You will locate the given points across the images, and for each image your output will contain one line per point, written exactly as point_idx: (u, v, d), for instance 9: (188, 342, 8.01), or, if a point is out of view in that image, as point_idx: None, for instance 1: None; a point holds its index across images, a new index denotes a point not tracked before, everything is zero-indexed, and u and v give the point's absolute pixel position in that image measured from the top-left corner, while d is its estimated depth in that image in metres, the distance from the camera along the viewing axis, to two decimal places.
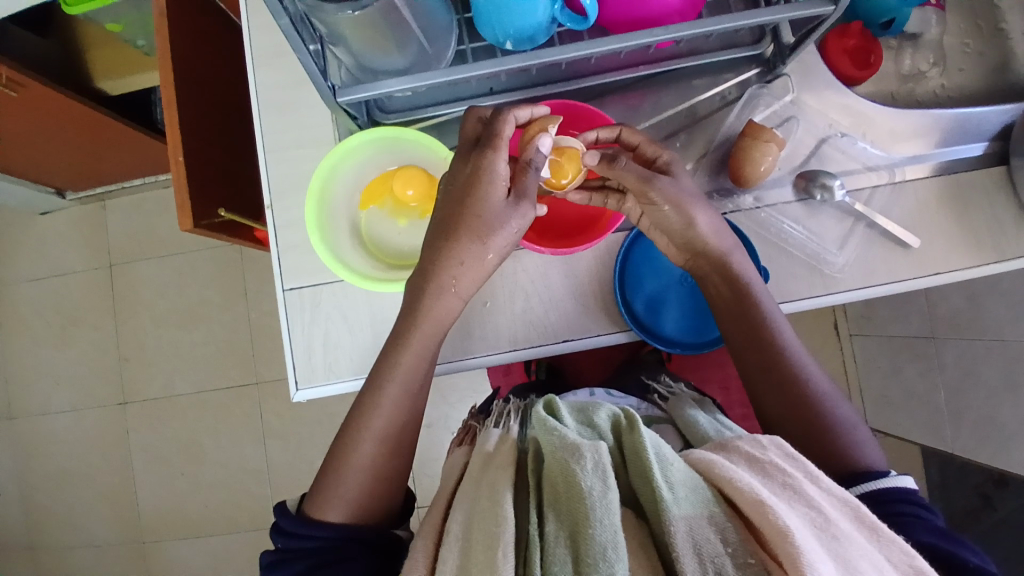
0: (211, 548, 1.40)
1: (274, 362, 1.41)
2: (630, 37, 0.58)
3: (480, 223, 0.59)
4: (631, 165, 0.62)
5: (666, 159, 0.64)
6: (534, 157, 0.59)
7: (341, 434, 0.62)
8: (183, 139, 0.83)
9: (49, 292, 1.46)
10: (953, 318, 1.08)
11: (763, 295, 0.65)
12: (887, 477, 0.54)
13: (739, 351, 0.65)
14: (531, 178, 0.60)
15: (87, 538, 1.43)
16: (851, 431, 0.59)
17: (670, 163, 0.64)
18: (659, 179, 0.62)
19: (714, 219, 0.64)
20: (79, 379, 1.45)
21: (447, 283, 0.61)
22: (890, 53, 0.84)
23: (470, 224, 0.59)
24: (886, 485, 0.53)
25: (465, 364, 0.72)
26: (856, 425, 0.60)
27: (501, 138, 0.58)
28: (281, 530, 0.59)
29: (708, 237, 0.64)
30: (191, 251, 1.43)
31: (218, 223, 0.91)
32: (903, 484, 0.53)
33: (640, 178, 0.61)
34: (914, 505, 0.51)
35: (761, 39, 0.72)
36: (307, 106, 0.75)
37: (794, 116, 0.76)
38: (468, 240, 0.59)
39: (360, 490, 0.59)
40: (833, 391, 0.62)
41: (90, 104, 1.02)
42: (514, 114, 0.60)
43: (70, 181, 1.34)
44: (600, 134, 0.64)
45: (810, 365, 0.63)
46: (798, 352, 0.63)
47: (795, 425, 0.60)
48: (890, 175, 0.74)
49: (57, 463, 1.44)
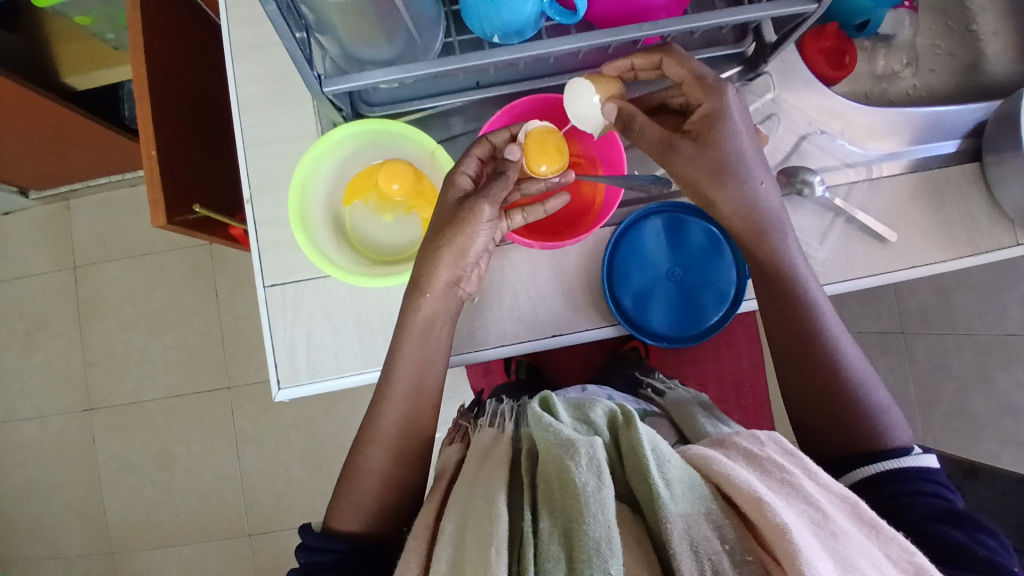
0: (185, 557, 1.36)
1: (248, 365, 1.38)
2: (620, 31, 0.58)
3: (441, 227, 0.61)
4: (647, 127, 0.60)
5: (705, 111, 0.60)
6: (504, 166, 0.61)
7: (361, 439, 0.63)
8: (157, 134, 0.80)
9: (11, 296, 1.41)
10: (924, 314, 1.11)
11: (800, 274, 0.64)
12: (909, 455, 0.57)
13: (777, 339, 0.65)
14: (497, 184, 0.60)
15: (54, 549, 1.38)
16: (884, 415, 0.60)
17: (708, 117, 0.60)
18: (677, 146, 0.60)
19: (741, 200, 0.62)
20: (41, 386, 1.40)
21: (420, 288, 0.62)
22: (864, 54, 0.86)
23: (431, 225, 0.63)
24: (906, 463, 0.56)
25: (479, 355, 0.71)
26: (888, 407, 0.61)
27: (467, 157, 0.62)
28: (305, 545, 0.58)
29: (733, 217, 0.64)
30: (161, 253, 1.39)
31: (193, 221, 0.88)
32: (924, 463, 0.56)
33: (658, 140, 0.61)
34: (932, 484, 0.55)
35: (743, 37, 0.73)
36: (288, 100, 0.74)
37: (775, 113, 0.77)
38: (426, 238, 0.62)
39: (376, 497, 0.60)
40: (868, 372, 0.62)
41: (56, 100, 0.99)
42: (491, 138, 0.62)
43: (33, 180, 1.30)
44: (635, 61, 0.61)
45: (848, 345, 0.63)
46: (839, 333, 0.63)
47: (823, 405, 0.61)
48: (868, 171, 0.76)
49: (21, 473, 1.39)
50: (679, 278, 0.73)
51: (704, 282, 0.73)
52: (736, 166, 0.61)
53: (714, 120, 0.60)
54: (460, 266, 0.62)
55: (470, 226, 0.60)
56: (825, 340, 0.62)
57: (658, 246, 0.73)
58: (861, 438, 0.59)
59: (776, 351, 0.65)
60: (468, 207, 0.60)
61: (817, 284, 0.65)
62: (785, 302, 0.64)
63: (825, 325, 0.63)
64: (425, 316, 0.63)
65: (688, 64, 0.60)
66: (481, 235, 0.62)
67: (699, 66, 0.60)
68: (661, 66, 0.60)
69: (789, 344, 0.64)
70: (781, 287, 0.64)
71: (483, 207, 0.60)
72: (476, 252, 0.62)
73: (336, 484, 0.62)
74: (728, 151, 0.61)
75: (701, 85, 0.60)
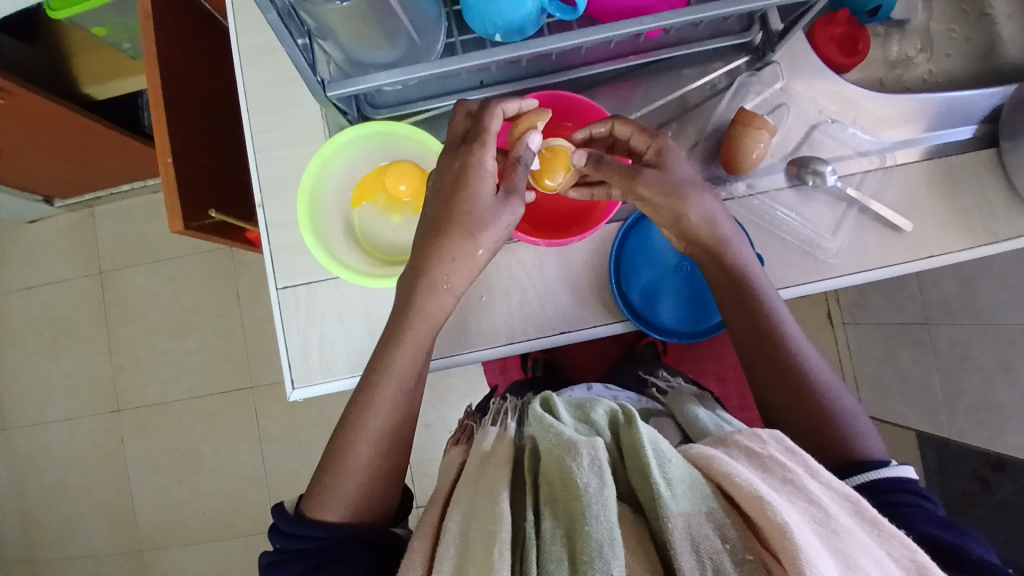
0: (211, 555, 1.39)
1: (269, 365, 1.40)
2: (619, 26, 0.58)
3: (476, 227, 0.58)
4: (614, 164, 0.62)
5: (655, 150, 0.63)
6: (523, 153, 0.60)
7: (339, 436, 0.61)
8: (172, 141, 0.82)
9: (40, 301, 1.44)
10: (946, 304, 1.09)
11: (759, 281, 0.64)
12: (885, 467, 0.55)
13: (748, 347, 0.64)
14: (521, 175, 0.60)
15: (86, 548, 1.41)
16: (853, 423, 0.59)
17: (663, 152, 0.63)
18: (644, 172, 0.60)
19: (706, 210, 0.63)
20: (70, 389, 1.43)
21: (444, 286, 0.60)
22: (878, 40, 0.85)
23: (458, 220, 0.58)
24: (884, 474, 0.54)
25: (472, 358, 0.72)
26: (857, 414, 0.60)
27: (489, 134, 0.58)
28: (280, 531, 0.59)
29: (700, 228, 0.63)
30: (183, 257, 1.42)
31: (209, 226, 0.90)
32: (901, 474, 0.54)
33: (622, 177, 0.61)
34: (914, 495, 0.52)
35: (750, 26, 0.72)
36: (296, 104, 0.75)
37: (785, 103, 0.76)
38: (456, 235, 0.59)
39: (358, 493, 0.59)
40: (834, 380, 0.62)
41: (76, 110, 1.01)
42: (503, 105, 0.60)
43: (58, 189, 1.33)
44: (593, 131, 0.64)
45: (810, 352, 0.63)
46: (802, 341, 0.63)
47: (804, 407, 0.60)
48: (881, 160, 0.74)
49: (53, 474, 1.43)
50: (688, 273, 0.72)
51: None
52: (694, 182, 0.63)
53: (665, 154, 0.63)
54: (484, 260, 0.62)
55: (512, 224, 0.60)
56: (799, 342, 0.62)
57: (665, 240, 0.73)
58: (845, 440, 0.58)
59: (749, 361, 0.64)
60: (511, 205, 0.60)
61: (774, 292, 0.65)
62: (758, 310, 0.63)
63: (788, 331, 0.63)
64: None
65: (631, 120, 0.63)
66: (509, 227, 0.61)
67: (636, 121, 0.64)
68: (612, 130, 0.64)
69: (762, 348, 0.63)
70: (753, 296, 0.63)
71: (521, 205, 0.61)
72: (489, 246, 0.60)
73: (313, 474, 0.61)
74: (680, 174, 0.63)
75: (646, 134, 0.63)
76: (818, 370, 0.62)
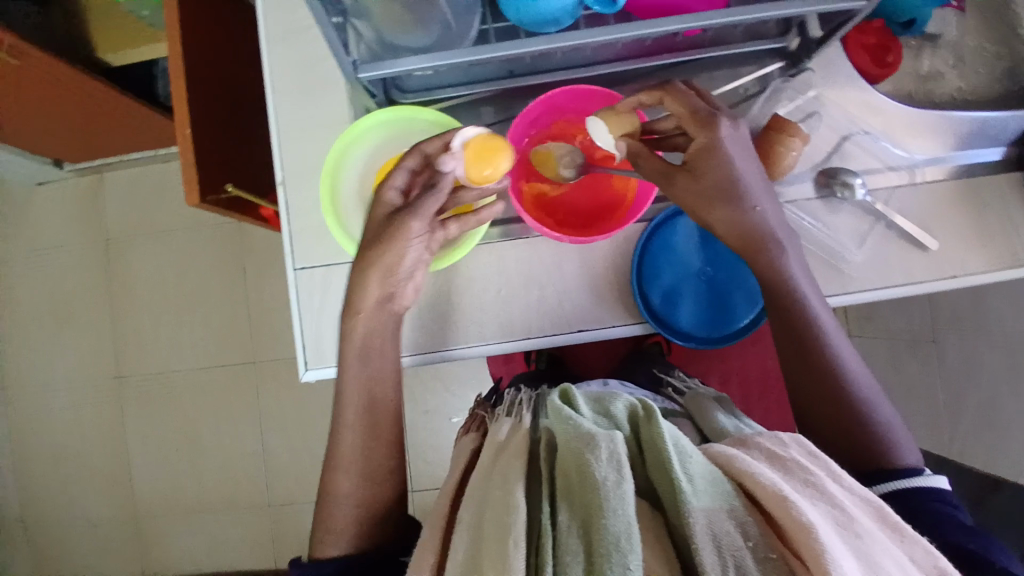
0: (207, 525, 1.39)
1: (273, 342, 1.39)
2: (660, 23, 0.57)
3: (372, 241, 0.61)
4: (650, 161, 0.62)
5: (700, 145, 0.59)
6: (436, 181, 0.60)
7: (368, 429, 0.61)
8: (191, 113, 0.81)
9: (46, 266, 1.43)
10: (954, 320, 1.08)
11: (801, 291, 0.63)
12: (919, 475, 0.55)
13: (786, 357, 0.63)
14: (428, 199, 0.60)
15: (80, 515, 1.41)
16: (889, 432, 0.58)
17: (703, 150, 0.59)
18: (674, 181, 0.61)
19: (736, 215, 0.62)
20: (73, 354, 1.43)
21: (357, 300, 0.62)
22: (909, 53, 0.84)
23: (362, 237, 0.63)
24: (917, 482, 0.54)
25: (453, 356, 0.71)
26: (894, 425, 0.59)
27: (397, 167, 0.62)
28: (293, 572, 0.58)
29: (726, 231, 0.63)
30: (191, 229, 1.41)
31: (225, 200, 0.89)
32: (935, 484, 0.54)
33: (655, 173, 0.62)
34: (944, 503, 0.53)
35: (787, 31, 0.70)
36: (322, 84, 0.74)
37: (817, 112, 0.75)
38: (358, 251, 0.62)
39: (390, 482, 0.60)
40: (873, 388, 0.61)
41: (93, 76, 1.00)
42: (425, 147, 0.62)
43: (68, 153, 1.32)
44: (641, 100, 0.60)
45: (847, 353, 0.62)
46: (838, 339, 0.62)
47: (823, 420, 0.60)
48: (911, 176, 0.73)
49: (50, 439, 1.43)
50: (710, 277, 0.72)
51: (733, 281, 0.71)
52: (736, 187, 0.60)
53: (707, 153, 0.59)
54: (396, 276, 0.62)
55: (403, 240, 0.60)
56: (824, 351, 0.61)
57: (688, 244, 0.72)
58: (859, 455, 0.58)
59: (784, 363, 0.64)
60: (400, 221, 0.60)
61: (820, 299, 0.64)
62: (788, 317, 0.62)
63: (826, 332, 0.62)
64: (364, 330, 0.63)
65: (685, 101, 0.59)
66: (413, 244, 0.61)
67: (695, 100, 0.60)
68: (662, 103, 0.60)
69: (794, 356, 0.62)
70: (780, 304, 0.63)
71: (415, 222, 0.60)
72: (410, 262, 0.62)
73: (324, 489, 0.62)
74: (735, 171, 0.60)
75: (695, 120, 0.59)
76: (858, 381, 0.61)
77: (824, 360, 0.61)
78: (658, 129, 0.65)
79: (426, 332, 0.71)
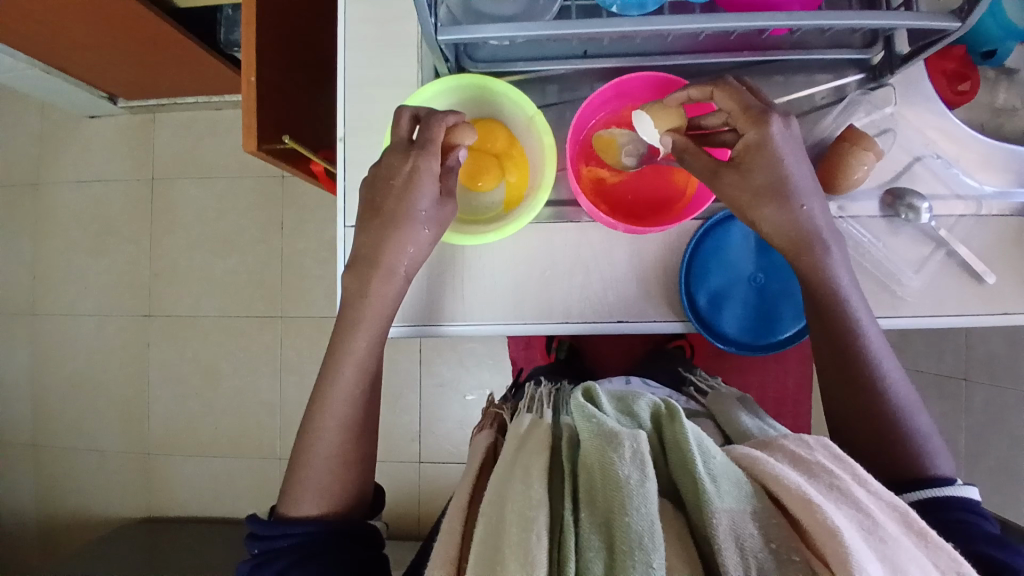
0: (216, 468, 1.42)
1: (301, 300, 1.40)
2: (748, 18, 0.55)
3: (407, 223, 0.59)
4: (698, 157, 0.61)
5: (751, 141, 0.58)
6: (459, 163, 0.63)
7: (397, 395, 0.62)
8: (257, 60, 0.81)
9: (89, 196, 1.46)
10: (989, 364, 1.06)
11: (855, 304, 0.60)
12: (950, 485, 0.53)
13: (829, 374, 0.62)
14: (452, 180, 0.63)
15: (94, 442, 1.45)
16: (927, 440, 0.56)
17: (752, 147, 0.58)
18: (721, 176, 0.60)
19: (788, 217, 0.59)
20: (105, 286, 1.45)
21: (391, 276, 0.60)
22: (986, 84, 0.81)
23: (387, 215, 0.59)
24: (949, 492, 0.52)
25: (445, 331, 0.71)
26: (933, 435, 0.57)
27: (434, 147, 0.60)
28: (254, 537, 0.55)
29: (774, 236, 0.61)
30: (234, 178, 1.42)
31: (279, 150, 0.89)
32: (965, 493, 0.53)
33: (705, 169, 0.61)
34: (973, 514, 0.51)
35: (872, 44, 0.69)
36: (393, 44, 0.73)
37: (892, 129, 0.73)
38: (387, 233, 0.59)
39: None
40: (911, 397, 0.59)
41: (161, 15, 1.00)
42: (446, 126, 0.61)
43: (124, 88, 1.33)
44: (691, 94, 0.61)
45: (892, 365, 0.60)
46: (884, 353, 0.60)
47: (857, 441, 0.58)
48: (977, 207, 0.71)
49: (74, 365, 1.46)
50: (761, 284, 0.70)
51: (788, 289, 0.70)
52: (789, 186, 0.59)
53: (756, 149, 0.58)
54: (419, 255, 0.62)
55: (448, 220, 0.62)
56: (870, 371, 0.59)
57: (742, 249, 0.71)
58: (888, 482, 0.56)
59: (826, 379, 0.62)
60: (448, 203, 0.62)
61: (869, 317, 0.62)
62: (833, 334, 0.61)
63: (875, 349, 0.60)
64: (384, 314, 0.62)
65: (737, 94, 0.58)
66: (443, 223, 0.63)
67: (747, 94, 0.59)
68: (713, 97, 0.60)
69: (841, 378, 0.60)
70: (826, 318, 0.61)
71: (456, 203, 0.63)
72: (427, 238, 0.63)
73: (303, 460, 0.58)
74: (794, 177, 0.59)
75: (747, 116, 0.58)
76: (898, 384, 0.59)
77: (869, 388, 0.58)
78: (706, 125, 0.64)
79: (418, 305, 0.71)
